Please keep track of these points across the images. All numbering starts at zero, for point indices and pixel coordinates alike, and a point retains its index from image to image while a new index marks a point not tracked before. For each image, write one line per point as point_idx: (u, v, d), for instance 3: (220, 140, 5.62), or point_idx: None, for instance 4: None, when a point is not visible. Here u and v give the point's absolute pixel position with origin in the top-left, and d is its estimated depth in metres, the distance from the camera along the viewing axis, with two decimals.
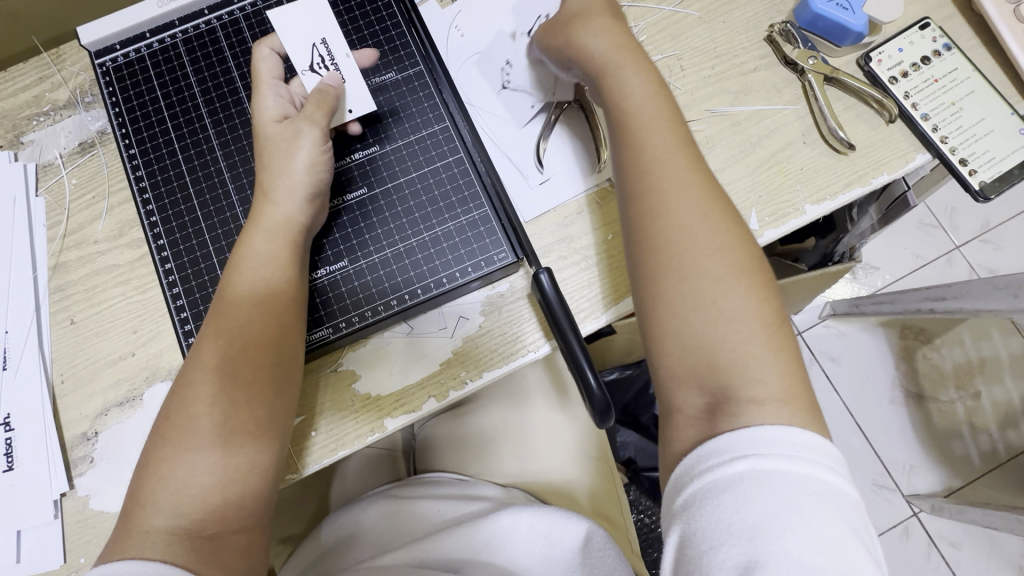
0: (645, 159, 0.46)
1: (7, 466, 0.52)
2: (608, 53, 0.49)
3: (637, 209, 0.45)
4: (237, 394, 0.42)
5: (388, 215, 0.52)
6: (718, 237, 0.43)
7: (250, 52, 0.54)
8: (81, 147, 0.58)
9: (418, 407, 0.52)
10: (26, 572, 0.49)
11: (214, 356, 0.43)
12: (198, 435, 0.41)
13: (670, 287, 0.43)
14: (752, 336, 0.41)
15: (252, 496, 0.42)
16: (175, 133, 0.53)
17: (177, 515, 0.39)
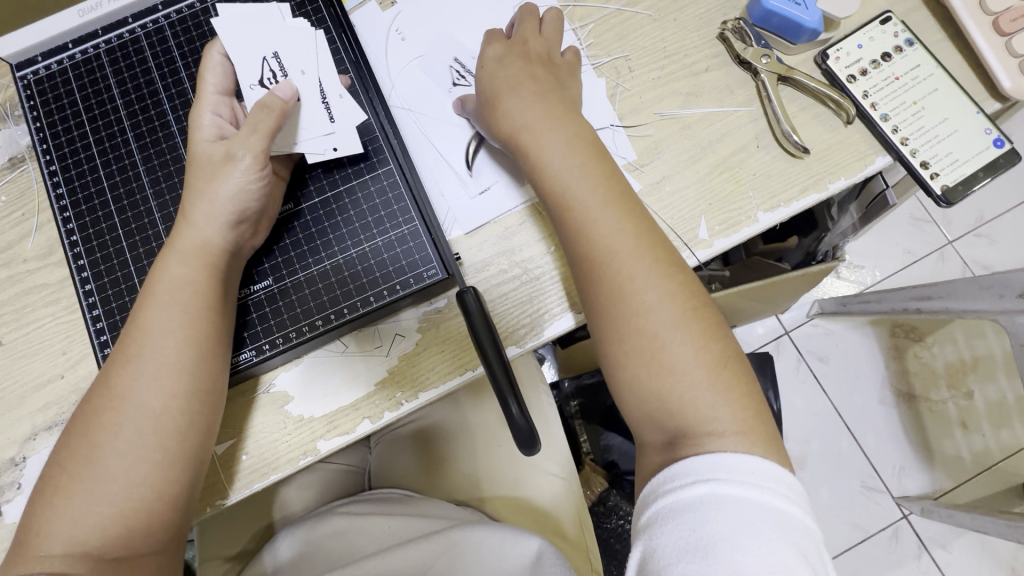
0: (578, 221, 0.46)
1: None
2: (525, 124, 0.48)
3: (583, 269, 0.46)
4: (142, 424, 0.42)
5: (317, 231, 0.51)
6: (660, 291, 0.44)
7: (175, 62, 0.52)
8: (10, 163, 0.57)
9: (353, 428, 0.50)
10: None
11: (120, 383, 0.42)
12: (99, 465, 0.41)
13: (616, 344, 0.45)
14: (701, 378, 0.42)
15: (159, 524, 0.42)
16: (97, 149, 0.51)
17: (74, 544, 0.40)
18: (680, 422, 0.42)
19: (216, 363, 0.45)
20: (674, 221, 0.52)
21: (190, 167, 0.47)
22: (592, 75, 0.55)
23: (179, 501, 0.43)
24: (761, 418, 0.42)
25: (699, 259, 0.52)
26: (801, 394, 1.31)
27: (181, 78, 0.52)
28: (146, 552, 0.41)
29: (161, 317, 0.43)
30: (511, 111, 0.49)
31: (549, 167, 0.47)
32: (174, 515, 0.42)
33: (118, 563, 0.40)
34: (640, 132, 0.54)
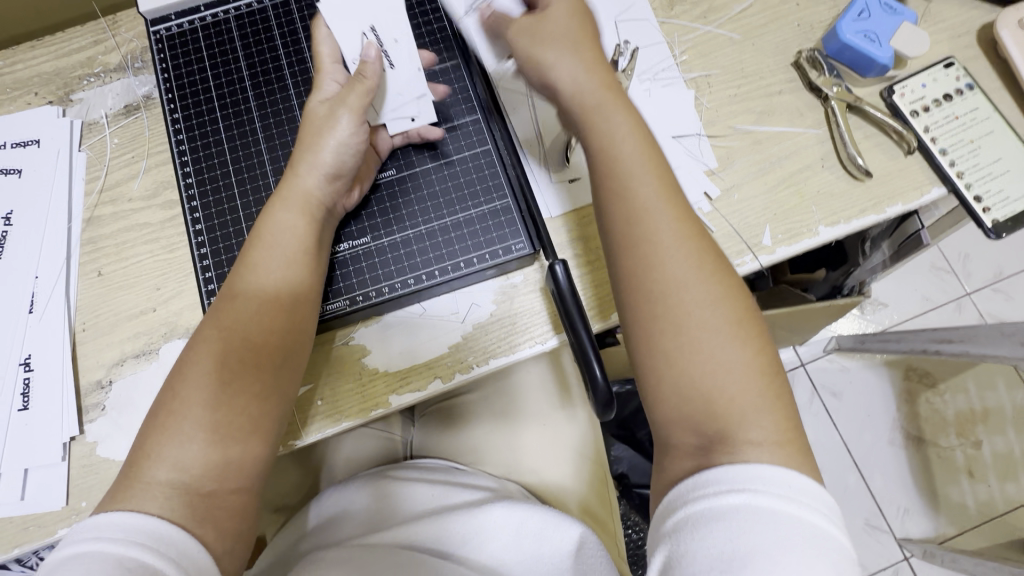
0: (635, 204, 0.45)
1: (23, 406, 0.53)
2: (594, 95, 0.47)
3: (640, 253, 0.44)
4: (244, 357, 0.44)
5: (414, 197, 0.55)
6: (711, 290, 0.43)
7: (297, 34, 0.56)
8: (126, 109, 0.61)
9: (424, 386, 0.53)
10: (29, 510, 0.51)
11: (229, 315, 0.45)
12: (204, 395, 0.43)
13: (661, 337, 0.43)
14: (750, 383, 0.41)
15: (249, 460, 0.44)
16: (219, 105, 0.55)
17: (178, 470, 0.41)
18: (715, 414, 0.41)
19: (305, 313, 0.48)
20: (740, 226, 0.56)
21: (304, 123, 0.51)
22: (682, 87, 0.60)
23: (267, 439, 0.45)
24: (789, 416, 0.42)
25: (761, 263, 0.56)
26: (813, 426, 1.33)
27: (301, 49, 0.56)
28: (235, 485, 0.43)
29: (268, 260, 0.47)
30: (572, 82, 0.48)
31: (609, 142, 0.46)
32: (261, 453, 0.45)
33: (210, 494, 0.41)
34: (721, 143, 0.58)
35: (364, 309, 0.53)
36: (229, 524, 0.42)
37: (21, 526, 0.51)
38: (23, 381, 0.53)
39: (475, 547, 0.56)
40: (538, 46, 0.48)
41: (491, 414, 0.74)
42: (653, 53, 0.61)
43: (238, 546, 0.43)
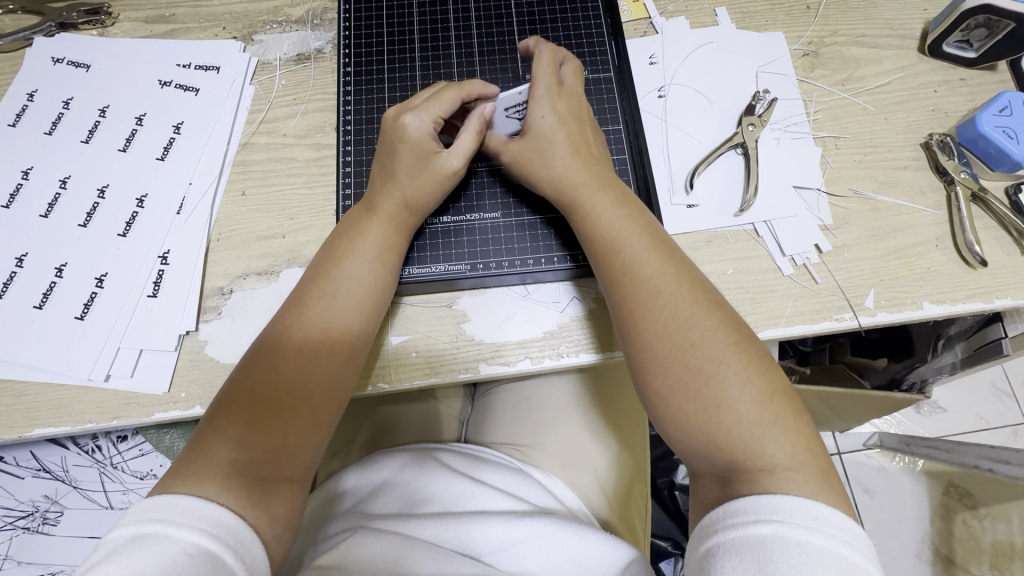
0: (637, 274, 0.49)
1: (152, 293, 0.57)
2: (587, 172, 0.53)
3: (629, 313, 0.49)
4: (313, 357, 0.49)
5: (500, 190, 0.60)
6: (704, 325, 0.47)
7: (471, 38, 0.65)
8: (298, 57, 0.67)
9: (514, 362, 0.56)
10: (136, 388, 0.55)
11: (308, 316, 0.50)
12: (268, 398, 0.47)
13: (659, 373, 0.47)
14: (755, 408, 0.44)
15: (300, 461, 0.48)
16: (390, 85, 0.64)
17: (239, 452, 0.45)
18: (720, 432, 0.44)
19: (370, 335, 0.53)
20: (846, 284, 0.57)
21: (402, 146, 0.54)
22: (810, 143, 0.62)
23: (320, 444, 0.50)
24: (805, 437, 0.43)
25: (860, 324, 0.57)
26: None
27: (471, 52, 0.65)
28: (283, 481, 0.46)
29: (355, 269, 0.52)
30: (566, 156, 0.54)
31: (602, 225, 0.52)
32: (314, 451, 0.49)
33: (266, 486, 0.45)
34: (840, 202, 0.60)
35: (440, 286, 0.57)
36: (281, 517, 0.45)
37: (124, 401, 0.54)
38: (158, 271, 0.58)
39: (518, 556, 0.54)
40: (548, 132, 0.54)
41: (531, 414, 0.75)
42: (788, 107, 0.64)
43: (286, 534, 0.46)
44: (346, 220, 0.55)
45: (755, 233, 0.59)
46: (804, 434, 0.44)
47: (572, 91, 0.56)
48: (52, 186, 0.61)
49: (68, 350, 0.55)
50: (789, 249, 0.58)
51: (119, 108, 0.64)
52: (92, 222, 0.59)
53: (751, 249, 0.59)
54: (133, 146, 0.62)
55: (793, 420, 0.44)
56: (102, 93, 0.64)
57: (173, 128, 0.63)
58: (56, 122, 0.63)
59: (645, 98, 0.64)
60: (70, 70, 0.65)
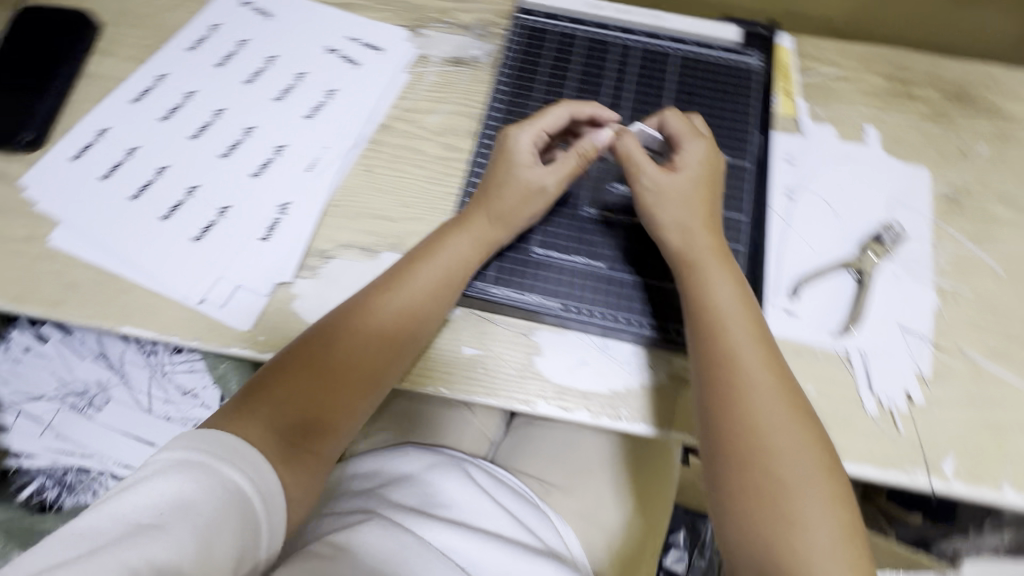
0: (732, 357, 0.50)
1: (264, 236, 0.60)
2: (700, 243, 0.55)
3: (717, 392, 0.49)
4: (373, 340, 0.52)
5: (607, 242, 0.61)
6: (791, 429, 0.47)
7: (625, 68, 0.64)
8: (455, 60, 0.70)
9: (572, 409, 0.56)
10: (222, 318, 0.57)
11: (382, 300, 0.54)
12: (323, 371, 0.51)
13: (733, 463, 0.47)
14: (828, 535, 0.44)
15: (337, 432, 0.51)
16: (537, 100, 0.66)
17: (283, 412, 0.49)
18: (784, 548, 0.44)
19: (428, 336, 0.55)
20: (928, 440, 0.55)
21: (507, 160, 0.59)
22: (928, 288, 0.60)
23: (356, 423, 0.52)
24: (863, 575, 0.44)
25: (933, 487, 0.54)
26: None
27: (620, 81, 0.64)
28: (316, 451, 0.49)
29: (433, 269, 0.55)
30: (670, 223, 0.56)
31: (710, 301, 0.52)
32: (349, 426, 0.52)
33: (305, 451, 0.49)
34: (943, 356, 0.58)
35: (525, 314, 0.58)
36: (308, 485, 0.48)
37: (210, 326, 0.57)
38: (275, 216, 0.61)
39: None
40: (668, 187, 0.57)
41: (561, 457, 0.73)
42: (915, 244, 0.62)
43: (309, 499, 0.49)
44: (443, 225, 0.58)
45: (845, 357, 0.57)
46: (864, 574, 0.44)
47: (694, 150, 0.58)
48: (207, 114, 0.65)
49: (178, 266, 0.59)
50: (879, 386, 0.56)
51: (285, 60, 0.68)
52: (232, 155, 0.63)
53: (838, 374, 0.57)
54: (288, 97, 0.66)
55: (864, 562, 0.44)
56: (273, 42, 0.69)
57: (326, 92, 0.67)
58: (227, 57, 0.68)
59: (772, 190, 0.63)
60: (253, 14, 0.70)
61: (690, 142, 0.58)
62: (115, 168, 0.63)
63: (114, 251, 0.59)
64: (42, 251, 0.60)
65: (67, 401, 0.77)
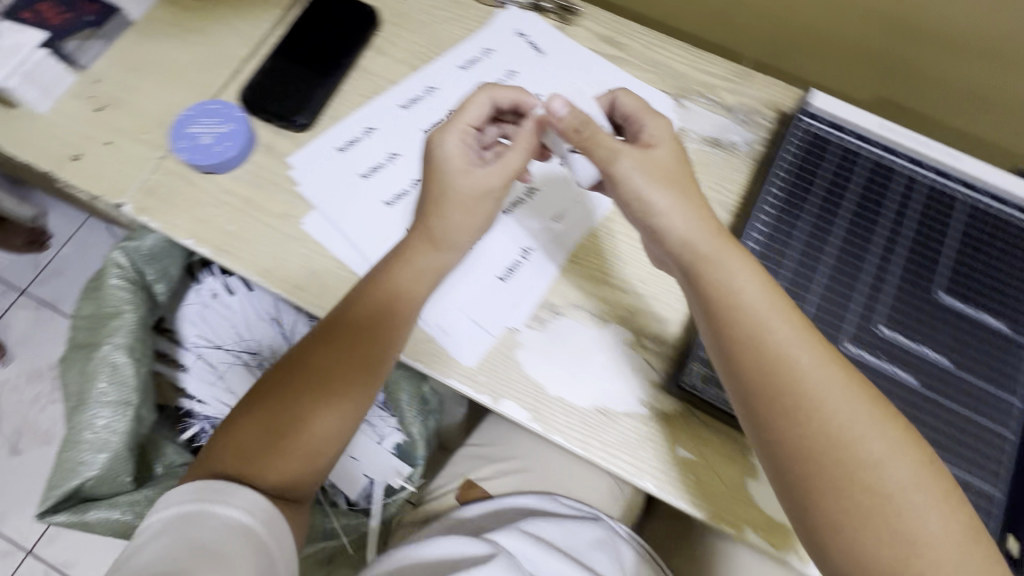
0: (837, 436, 0.42)
1: (503, 276, 0.60)
2: (760, 303, 0.46)
3: (820, 472, 0.42)
4: (334, 355, 0.54)
5: None
6: (915, 486, 0.41)
7: (914, 201, 0.60)
8: (714, 142, 0.68)
9: (781, 548, 0.53)
10: (449, 348, 0.58)
11: (321, 354, 0.54)
12: (287, 404, 0.52)
13: (860, 546, 0.41)
14: (971, 564, 0.40)
15: (299, 470, 0.52)
16: (813, 207, 0.59)
17: (240, 456, 0.51)
18: (904, 552, 0.40)
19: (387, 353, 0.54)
20: None
21: (463, 183, 0.55)
22: None
23: (341, 431, 0.54)
24: None
25: None
26: None
27: (901, 217, 0.59)
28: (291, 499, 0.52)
29: (378, 298, 0.54)
30: (684, 234, 0.49)
31: (779, 355, 0.44)
32: (327, 434, 0.52)
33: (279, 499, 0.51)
34: None
35: None
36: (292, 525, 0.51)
37: (434, 351, 0.58)
38: (516, 259, 0.61)
39: None
40: (648, 172, 0.50)
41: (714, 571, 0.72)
42: None
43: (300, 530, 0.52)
44: (400, 245, 0.57)
45: None
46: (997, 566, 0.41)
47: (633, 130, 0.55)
48: None
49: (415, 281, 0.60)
50: None
51: None
52: None
53: None
54: None
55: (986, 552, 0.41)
56: (541, 81, 0.70)
57: None
58: None
59: None
60: (526, 48, 0.71)
61: (647, 119, 0.56)
62: (375, 170, 0.65)
63: (361, 252, 0.62)
64: (292, 231, 0.62)
65: (241, 357, 0.81)
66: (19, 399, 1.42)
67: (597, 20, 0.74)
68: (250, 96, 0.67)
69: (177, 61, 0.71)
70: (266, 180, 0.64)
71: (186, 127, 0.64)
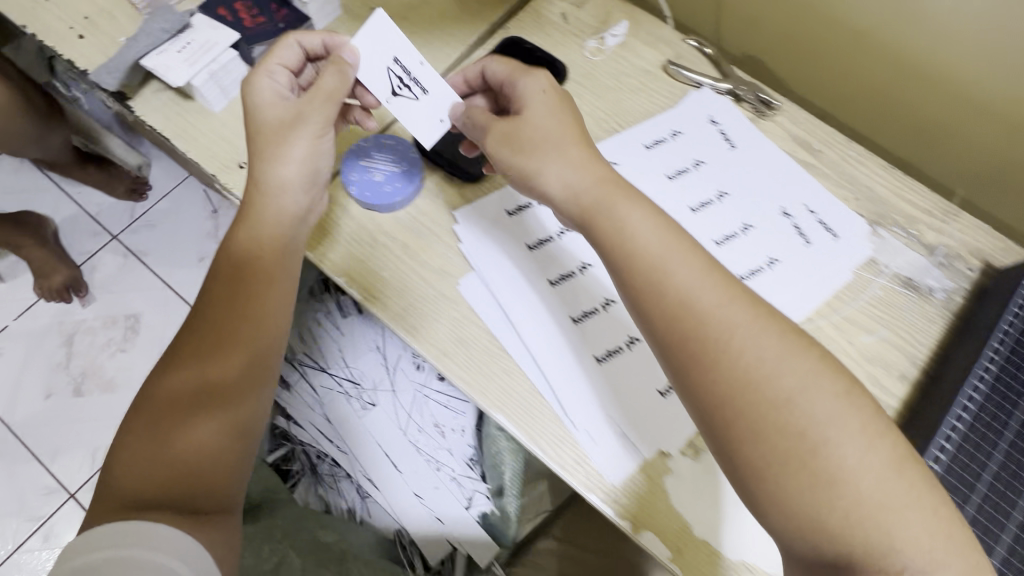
0: (738, 360, 0.45)
1: (663, 390, 0.56)
2: (662, 246, 0.49)
3: (753, 445, 0.44)
4: (198, 350, 0.54)
5: None
6: (774, 345, 0.46)
7: None
8: (907, 282, 0.61)
9: None
10: (595, 459, 0.54)
11: (190, 347, 0.54)
12: (177, 377, 0.54)
13: (784, 485, 0.43)
14: (828, 404, 0.44)
15: (212, 455, 0.52)
16: None
17: (135, 481, 0.51)
18: (826, 495, 0.42)
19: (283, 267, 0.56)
20: None
21: (264, 128, 0.55)
22: None
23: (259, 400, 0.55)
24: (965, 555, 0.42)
25: None
26: None
27: None
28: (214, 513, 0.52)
29: (208, 311, 0.55)
30: (562, 190, 0.52)
31: (711, 327, 0.46)
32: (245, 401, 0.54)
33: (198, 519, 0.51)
34: None
35: None
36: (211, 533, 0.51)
37: (578, 459, 0.54)
38: None
39: None
40: (512, 145, 0.54)
41: None
42: None
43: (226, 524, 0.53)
44: (247, 198, 0.57)
45: None
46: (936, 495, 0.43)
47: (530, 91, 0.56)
48: None
49: (572, 380, 0.56)
50: None
51: (737, 203, 0.63)
52: None
53: None
54: (727, 247, 0.61)
55: (919, 486, 0.43)
56: (728, 178, 0.64)
57: (767, 260, 0.61)
58: (680, 172, 0.64)
59: None
60: (718, 138, 0.66)
61: (522, 78, 0.57)
62: (543, 243, 0.61)
63: (516, 329, 0.58)
64: (448, 291, 0.59)
65: (338, 383, 0.78)
66: (91, 343, 1.45)
67: (795, 119, 0.69)
68: None
69: None
70: (427, 229, 0.61)
71: (358, 156, 0.63)
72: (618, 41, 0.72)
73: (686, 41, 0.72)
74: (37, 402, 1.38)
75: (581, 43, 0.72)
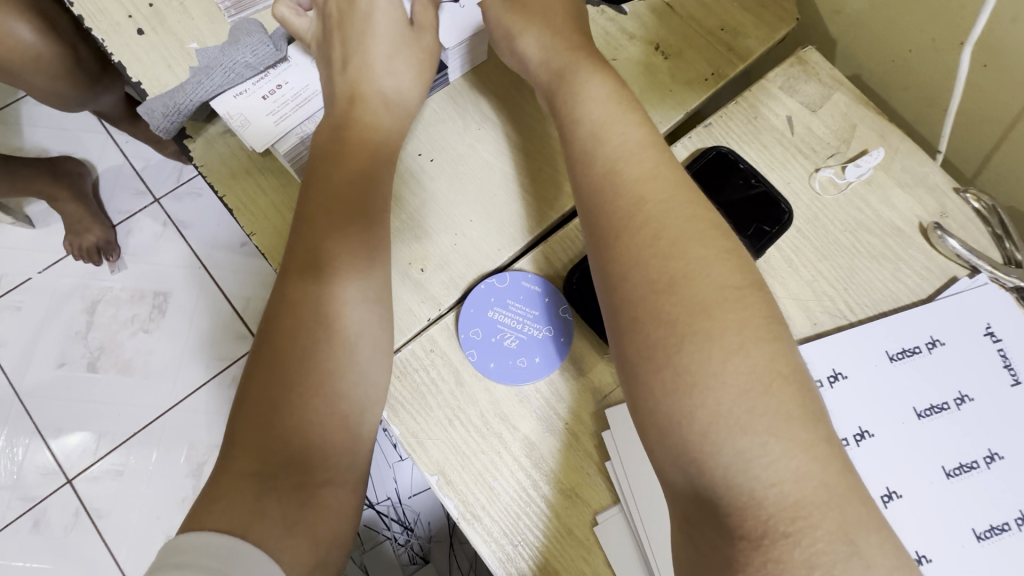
0: (643, 246, 0.37)
1: None
2: (598, 122, 0.42)
3: (647, 352, 0.35)
4: (316, 249, 0.41)
5: None
6: (705, 252, 0.37)
7: None
8: None
9: None
10: None
11: (307, 249, 0.41)
12: (291, 307, 0.40)
13: (660, 379, 0.35)
14: (714, 288, 0.35)
15: (340, 400, 0.39)
16: None
17: (252, 444, 0.36)
18: (695, 394, 0.34)
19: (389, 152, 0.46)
20: None
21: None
22: None
23: (376, 314, 0.42)
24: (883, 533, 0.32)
25: None
26: None
27: None
28: (327, 481, 0.37)
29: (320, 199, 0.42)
30: (536, 53, 0.47)
31: (609, 158, 0.41)
32: (349, 325, 0.40)
33: (299, 489, 0.36)
34: None
35: None
36: (313, 518, 0.36)
37: None
38: None
39: None
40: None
41: None
42: None
43: (339, 506, 0.38)
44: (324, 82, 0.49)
45: None
46: (811, 425, 0.33)
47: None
48: (873, 490, 0.42)
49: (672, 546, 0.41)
50: None
51: (1012, 474, 0.43)
52: None
53: None
54: (991, 544, 0.41)
55: (790, 409, 0.33)
56: (1004, 429, 0.44)
57: None
58: (936, 409, 0.44)
59: None
60: (996, 364, 0.45)
61: None
62: None
63: None
64: (576, 527, 0.42)
65: (392, 531, 0.78)
66: (114, 315, 1.32)
67: None
68: (576, 284, 0.46)
69: (489, 170, 0.50)
70: (563, 422, 0.43)
71: (487, 300, 0.46)
72: (862, 174, 0.50)
73: (962, 193, 0.50)
74: (50, 369, 1.28)
75: (812, 168, 0.51)
